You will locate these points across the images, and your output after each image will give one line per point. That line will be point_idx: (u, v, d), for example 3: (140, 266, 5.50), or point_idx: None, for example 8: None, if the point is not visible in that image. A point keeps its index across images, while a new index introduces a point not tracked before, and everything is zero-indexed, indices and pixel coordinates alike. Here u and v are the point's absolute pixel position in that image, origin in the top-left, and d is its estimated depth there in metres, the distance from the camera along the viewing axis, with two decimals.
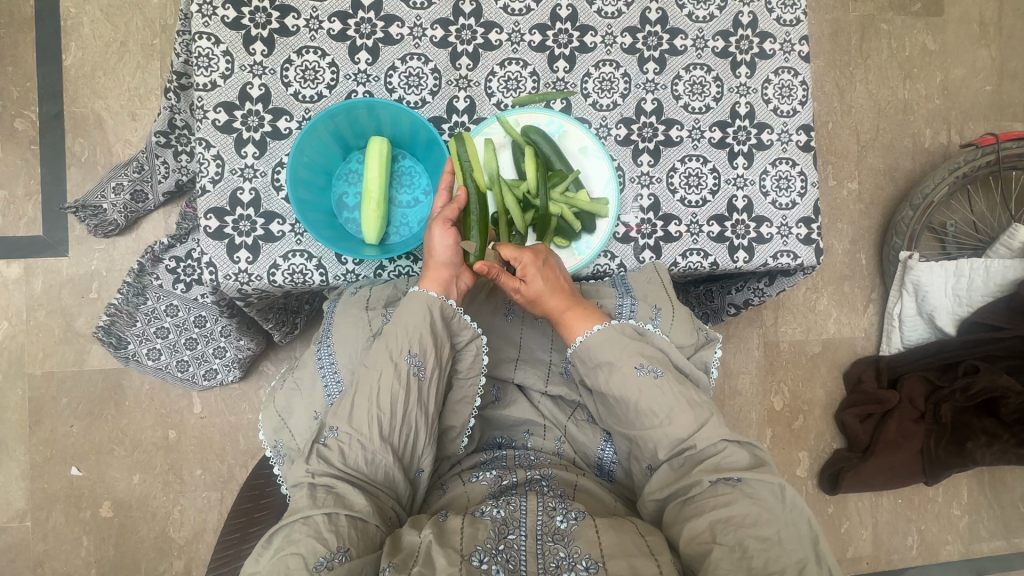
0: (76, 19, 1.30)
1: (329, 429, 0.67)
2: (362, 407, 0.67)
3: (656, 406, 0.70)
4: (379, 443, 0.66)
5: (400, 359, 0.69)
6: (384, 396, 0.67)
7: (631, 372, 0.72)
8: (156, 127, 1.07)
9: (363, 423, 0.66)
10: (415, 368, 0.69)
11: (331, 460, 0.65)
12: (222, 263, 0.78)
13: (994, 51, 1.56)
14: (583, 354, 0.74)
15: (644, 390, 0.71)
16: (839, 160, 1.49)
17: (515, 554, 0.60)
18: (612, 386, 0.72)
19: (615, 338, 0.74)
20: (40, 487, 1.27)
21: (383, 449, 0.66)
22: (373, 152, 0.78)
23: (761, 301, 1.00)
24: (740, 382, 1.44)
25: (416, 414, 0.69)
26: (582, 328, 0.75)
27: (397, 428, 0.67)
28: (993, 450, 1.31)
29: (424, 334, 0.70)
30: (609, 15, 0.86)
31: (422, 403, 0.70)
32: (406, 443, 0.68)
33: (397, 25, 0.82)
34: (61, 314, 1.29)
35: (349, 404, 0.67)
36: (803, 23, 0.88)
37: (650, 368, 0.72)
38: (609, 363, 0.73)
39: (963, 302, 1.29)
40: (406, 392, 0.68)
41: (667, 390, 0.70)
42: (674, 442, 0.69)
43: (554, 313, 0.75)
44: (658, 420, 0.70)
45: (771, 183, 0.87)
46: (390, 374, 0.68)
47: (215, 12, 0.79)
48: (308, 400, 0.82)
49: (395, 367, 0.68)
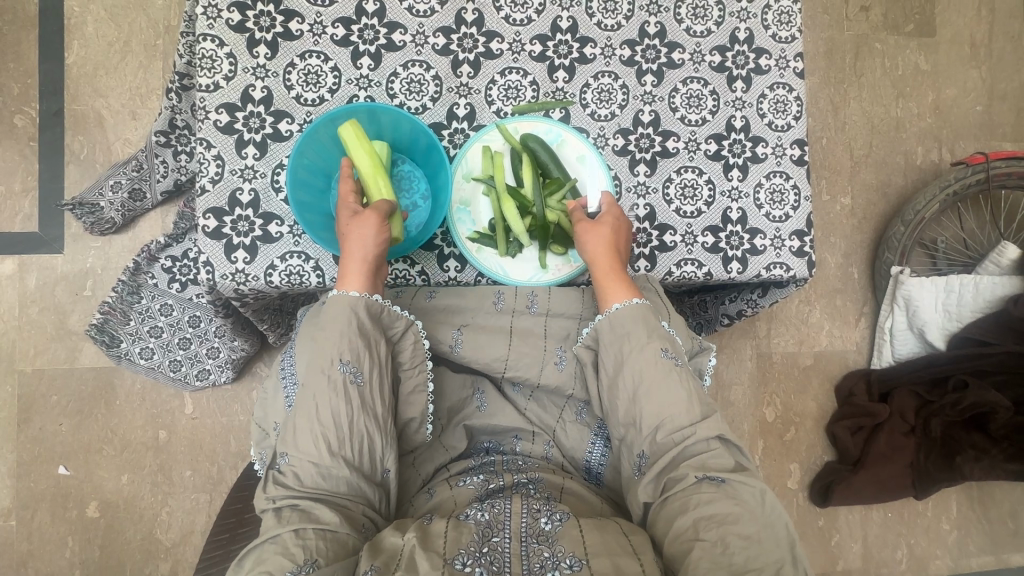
0: (80, 18, 1.30)
1: (280, 456, 0.67)
2: (305, 425, 0.67)
3: (671, 391, 0.71)
4: (328, 459, 0.66)
5: (332, 369, 0.68)
6: (324, 412, 0.67)
7: (657, 352, 0.73)
8: (156, 126, 1.09)
9: (307, 444, 0.66)
10: (350, 375, 0.69)
11: (288, 483, 0.65)
12: (219, 262, 0.78)
13: (985, 72, 1.58)
14: (612, 322, 0.75)
15: (667, 372, 0.72)
16: (833, 175, 1.51)
17: (499, 556, 0.60)
18: (634, 357, 0.73)
19: (649, 315, 0.75)
20: (26, 486, 1.26)
21: (337, 462, 0.66)
22: (372, 156, 0.79)
23: (754, 313, 1.01)
24: (732, 393, 1.45)
25: (363, 418, 0.69)
26: (620, 297, 0.76)
27: (345, 439, 0.67)
28: (982, 465, 1.32)
29: (352, 337, 0.70)
30: (608, 27, 0.87)
31: (366, 407, 0.69)
32: (361, 450, 0.68)
33: (399, 32, 0.84)
34: (54, 311, 1.29)
35: (292, 426, 0.67)
36: (798, 40, 0.90)
37: (673, 355, 0.74)
38: (635, 336, 0.74)
39: (952, 317, 1.31)
40: (347, 401, 0.68)
41: (686, 378, 0.73)
42: (674, 428, 0.70)
43: (598, 271, 0.77)
44: (659, 407, 0.71)
45: (765, 196, 0.88)
46: (326, 386, 0.68)
47: (220, 14, 0.80)
48: (273, 411, 0.80)
49: (328, 378, 0.68)
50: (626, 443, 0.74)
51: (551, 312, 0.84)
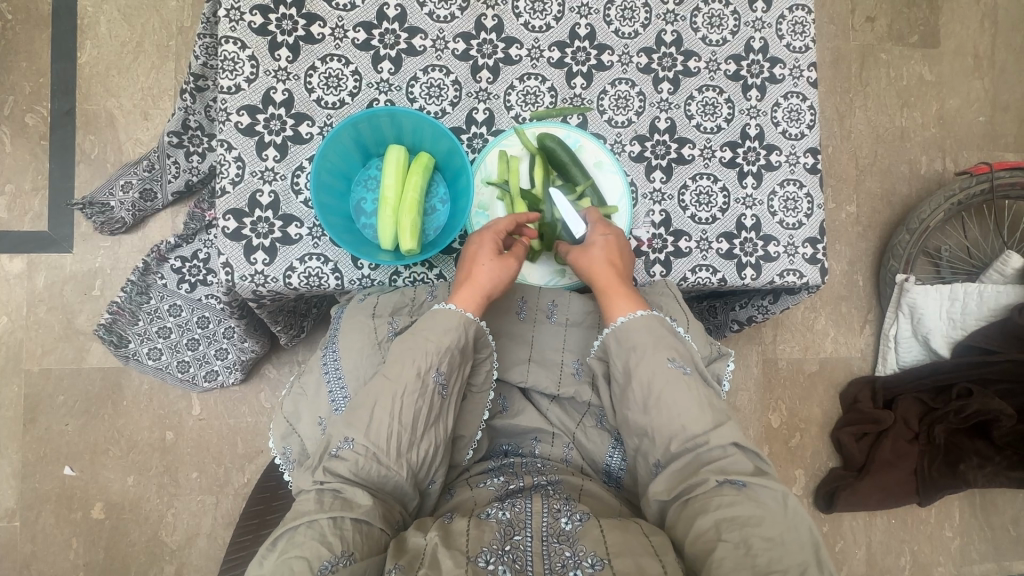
0: (93, 18, 1.31)
1: (343, 439, 0.67)
2: (384, 418, 0.67)
3: (679, 401, 0.72)
4: (395, 458, 0.66)
5: (428, 375, 0.70)
6: (407, 412, 0.68)
7: (663, 361, 0.74)
8: (170, 127, 1.09)
9: (381, 435, 0.66)
10: (440, 386, 0.70)
11: (341, 469, 0.65)
12: (239, 264, 0.78)
13: (987, 83, 1.60)
14: (620, 336, 0.76)
15: (674, 381, 0.73)
16: (839, 183, 1.53)
17: (521, 554, 0.61)
18: (639, 368, 0.74)
19: (654, 325, 0.76)
20: (31, 487, 1.26)
21: (399, 464, 0.66)
22: (391, 160, 0.80)
23: (764, 319, 1.03)
24: (738, 398, 1.46)
25: (435, 430, 0.70)
26: (625, 310, 0.77)
27: (416, 444, 0.68)
28: (986, 471, 1.35)
29: (453, 351, 0.71)
30: (625, 35, 0.88)
31: (441, 418, 0.71)
32: (424, 459, 0.69)
33: (420, 37, 0.84)
34: (62, 311, 1.28)
35: (368, 415, 0.67)
36: (812, 50, 0.91)
37: (681, 363, 0.74)
38: (641, 348, 0.75)
39: (957, 324, 1.33)
40: (428, 409, 0.69)
41: (693, 387, 0.73)
42: (687, 437, 0.71)
43: (600, 286, 0.78)
44: (671, 414, 0.72)
45: (779, 203, 0.89)
46: (416, 388, 0.69)
47: (243, 17, 0.80)
48: (316, 405, 0.82)
49: (422, 381, 0.69)
50: (642, 454, 0.74)
51: (570, 322, 0.85)
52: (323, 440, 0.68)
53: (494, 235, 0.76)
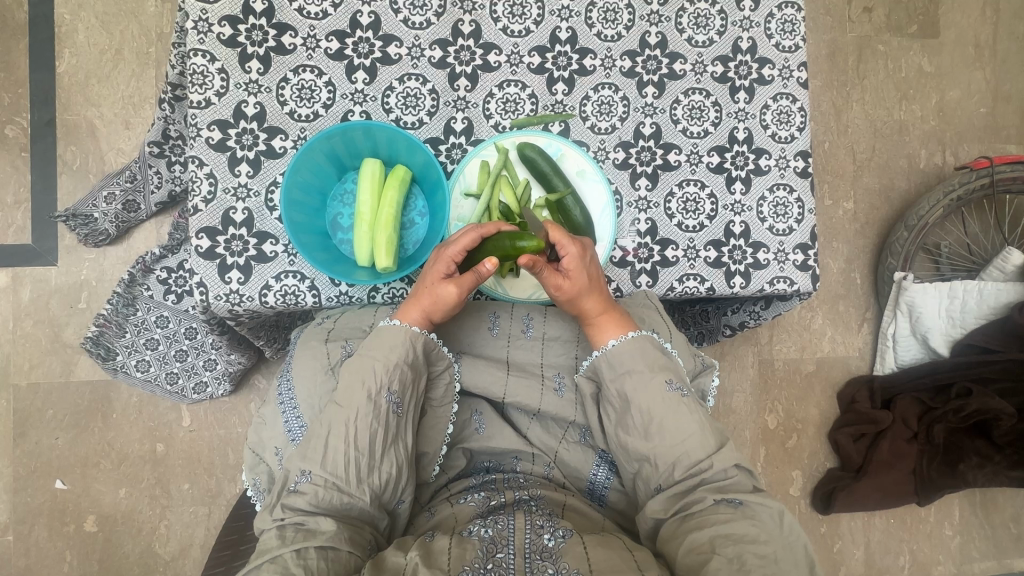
0: (70, 26, 1.28)
1: (299, 474, 0.66)
2: (338, 447, 0.66)
3: (678, 426, 0.70)
4: (355, 485, 0.66)
5: (378, 396, 0.68)
6: (362, 436, 0.67)
7: (662, 386, 0.72)
8: (149, 137, 1.06)
9: (338, 465, 0.65)
10: (393, 406, 0.69)
11: (301, 504, 0.64)
12: (213, 284, 0.77)
13: (989, 73, 1.56)
14: (612, 359, 0.74)
15: (673, 405, 0.71)
16: (836, 179, 1.49)
17: (504, 572, 0.59)
18: (638, 393, 0.72)
19: (648, 348, 0.75)
20: (24, 501, 1.25)
21: (360, 490, 0.66)
22: (366, 174, 0.78)
23: (756, 324, 1.00)
24: (734, 400, 1.44)
25: (394, 451, 0.69)
26: (614, 334, 0.76)
27: (376, 467, 0.67)
28: (985, 471, 1.33)
29: (402, 369, 0.70)
30: (608, 38, 0.86)
31: (400, 437, 0.70)
32: (387, 482, 0.68)
33: (395, 45, 0.82)
34: (49, 324, 1.27)
35: (322, 446, 0.66)
36: (802, 49, 0.88)
37: (678, 385, 0.73)
38: (636, 371, 0.73)
39: (956, 323, 1.30)
40: (384, 430, 0.68)
41: (692, 409, 0.71)
42: (691, 464, 0.69)
43: (586, 314, 0.76)
44: (672, 440, 0.70)
45: (768, 209, 0.87)
46: (368, 412, 0.67)
47: (211, 29, 0.78)
48: (273, 435, 0.80)
49: (373, 404, 0.68)
50: (642, 479, 0.72)
51: (548, 337, 0.83)
52: (281, 476, 0.67)
53: (445, 259, 0.73)
